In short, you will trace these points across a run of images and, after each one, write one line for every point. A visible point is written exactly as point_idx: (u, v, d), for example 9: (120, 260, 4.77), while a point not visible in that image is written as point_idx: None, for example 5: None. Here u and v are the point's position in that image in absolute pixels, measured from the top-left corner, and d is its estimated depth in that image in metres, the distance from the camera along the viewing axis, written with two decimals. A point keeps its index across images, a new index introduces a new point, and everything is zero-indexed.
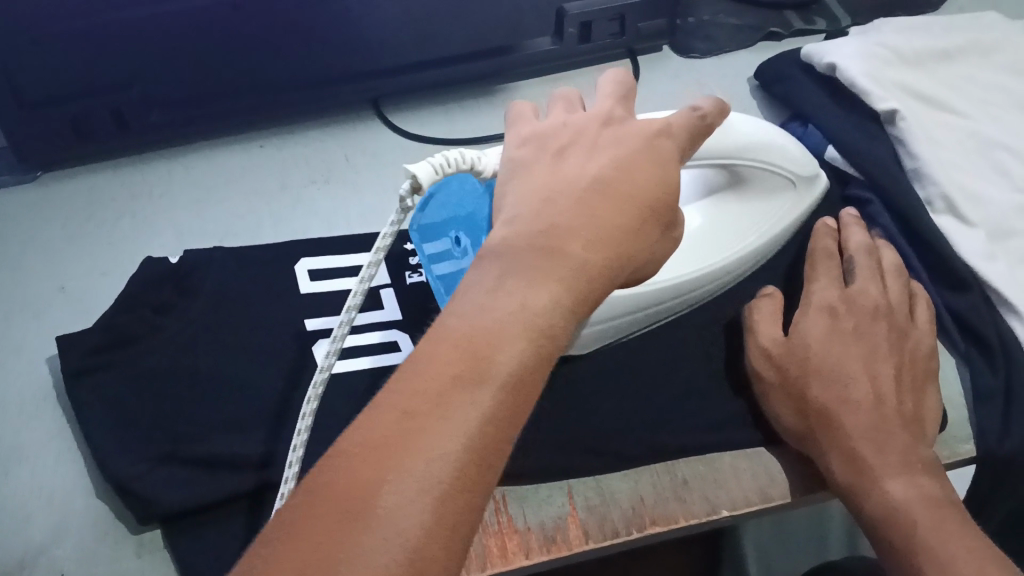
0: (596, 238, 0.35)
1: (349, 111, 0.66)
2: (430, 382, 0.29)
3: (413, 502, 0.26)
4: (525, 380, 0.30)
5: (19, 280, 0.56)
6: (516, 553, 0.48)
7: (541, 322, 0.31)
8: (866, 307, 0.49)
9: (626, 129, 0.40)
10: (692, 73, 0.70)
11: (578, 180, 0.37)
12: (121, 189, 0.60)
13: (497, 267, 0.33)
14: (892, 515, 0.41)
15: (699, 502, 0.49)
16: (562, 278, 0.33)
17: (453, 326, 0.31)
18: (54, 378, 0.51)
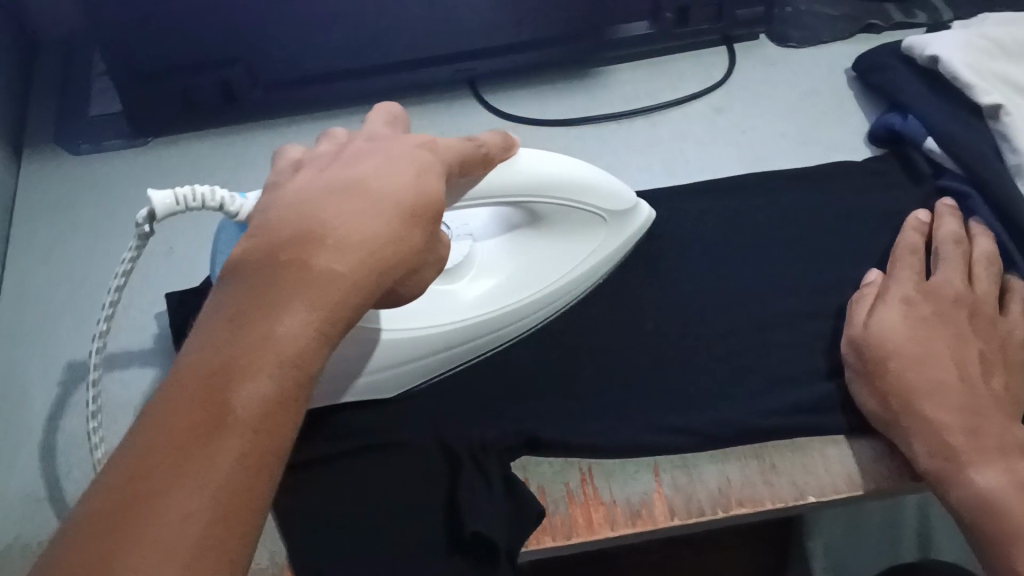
0: (346, 250, 0.32)
1: (444, 90, 0.67)
2: (170, 429, 0.26)
3: (156, 567, 0.24)
4: (281, 410, 0.28)
5: (129, 242, 0.58)
6: (601, 524, 0.48)
7: (290, 348, 0.29)
8: (949, 296, 0.49)
9: (392, 142, 0.38)
10: (787, 63, 0.70)
11: (334, 187, 0.34)
12: (226, 157, 0.63)
13: (235, 294, 0.30)
14: (990, 503, 0.41)
15: (788, 486, 0.49)
16: (313, 298, 0.30)
17: (195, 362, 0.28)
18: (162, 333, 0.54)
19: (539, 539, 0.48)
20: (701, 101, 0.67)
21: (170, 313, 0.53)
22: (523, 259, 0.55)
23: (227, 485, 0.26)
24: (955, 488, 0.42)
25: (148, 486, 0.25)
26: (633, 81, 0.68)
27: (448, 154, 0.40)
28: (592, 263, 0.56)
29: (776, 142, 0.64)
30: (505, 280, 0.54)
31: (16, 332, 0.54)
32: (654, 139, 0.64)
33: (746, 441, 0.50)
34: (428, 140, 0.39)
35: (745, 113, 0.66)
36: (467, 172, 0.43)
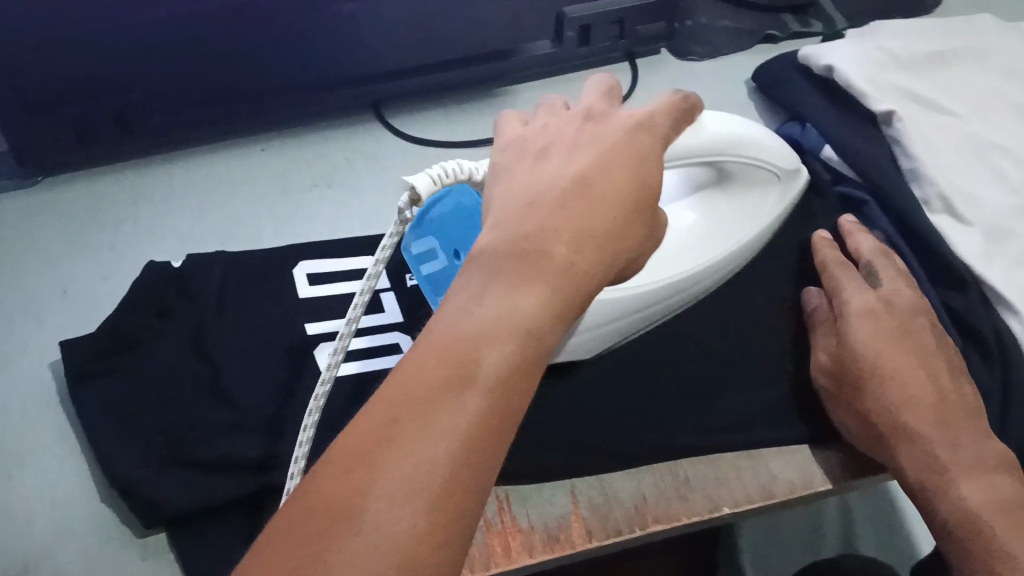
0: (579, 239, 0.32)
1: (349, 114, 0.66)
2: (413, 384, 0.26)
3: (398, 510, 0.24)
4: (521, 377, 0.28)
5: (21, 283, 0.55)
6: (520, 552, 0.48)
7: (531, 325, 0.29)
8: (905, 306, 0.49)
9: (605, 126, 0.37)
10: (690, 77, 0.70)
11: (556, 181, 0.34)
12: (122, 193, 0.60)
13: (479, 275, 0.30)
14: (970, 518, 0.42)
15: (701, 500, 0.50)
16: (553, 282, 0.30)
17: (437, 329, 0.28)
18: (58, 382, 0.51)
19: None
20: None
21: (64, 362, 0.51)
22: (697, 217, 0.55)
23: (463, 442, 0.26)
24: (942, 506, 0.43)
25: (393, 437, 0.25)
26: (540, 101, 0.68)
27: (653, 120, 0.38)
28: (766, 221, 0.56)
29: None
30: (673, 242, 0.54)
31: None
32: None
33: (660, 459, 0.51)
34: (641, 117, 0.38)
35: None
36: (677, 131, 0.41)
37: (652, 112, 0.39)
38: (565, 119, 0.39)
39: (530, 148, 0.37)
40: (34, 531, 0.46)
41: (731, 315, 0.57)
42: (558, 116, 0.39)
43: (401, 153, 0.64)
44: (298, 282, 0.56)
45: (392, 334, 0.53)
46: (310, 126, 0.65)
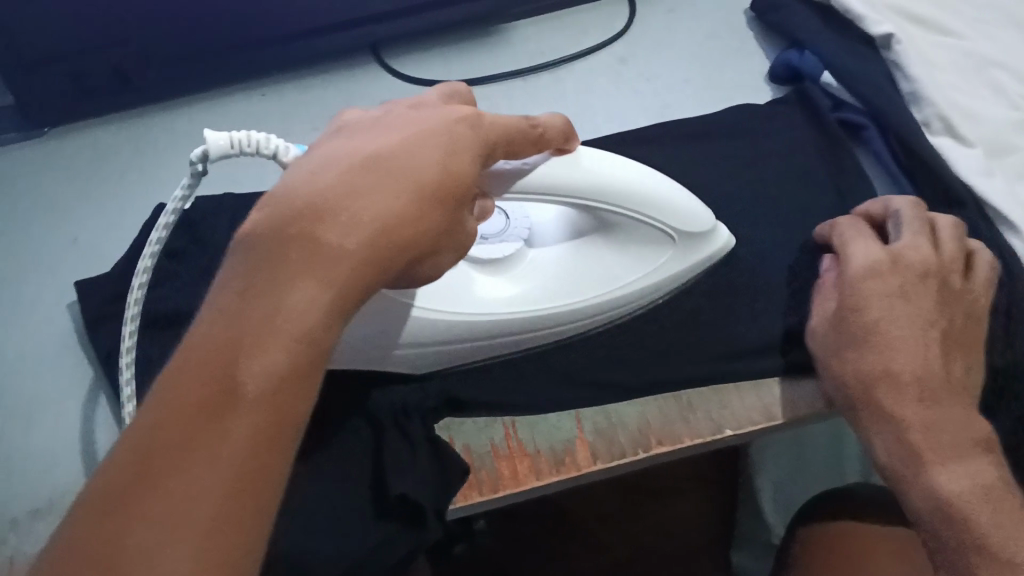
0: (360, 226, 0.30)
1: (347, 57, 0.65)
2: (178, 403, 0.26)
3: (171, 539, 0.24)
4: (294, 382, 0.28)
5: (38, 236, 0.56)
6: (527, 475, 0.49)
7: (300, 326, 0.28)
8: (916, 267, 0.45)
9: (427, 113, 0.36)
10: (688, 7, 0.69)
11: (352, 155, 0.33)
12: (128, 143, 0.61)
13: (243, 268, 0.29)
14: (938, 505, 0.40)
15: (705, 421, 0.50)
16: (329, 274, 0.29)
17: (202, 336, 0.27)
18: (76, 327, 0.53)
19: (466, 496, 0.48)
20: (606, 49, 0.66)
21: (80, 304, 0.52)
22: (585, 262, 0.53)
23: (241, 461, 0.26)
24: (916, 489, 0.41)
25: (163, 463, 0.25)
26: (539, 34, 0.67)
27: (464, 136, 0.35)
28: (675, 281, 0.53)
29: (682, 88, 0.64)
30: (562, 273, 0.52)
31: None
32: (561, 93, 0.63)
33: (661, 390, 0.51)
34: (471, 111, 0.36)
35: (651, 57, 0.65)
36: (524, 148, 0.41)
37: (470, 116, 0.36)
38: (392, 110, 0.37)
39: (355, 131, 0.35)
40: (57, 471, 0.47)
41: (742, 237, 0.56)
42: (390, 103, 0.38)
43: (397, 91, 0.63)
44: None
45: None
46: (306, 71, 0.65)
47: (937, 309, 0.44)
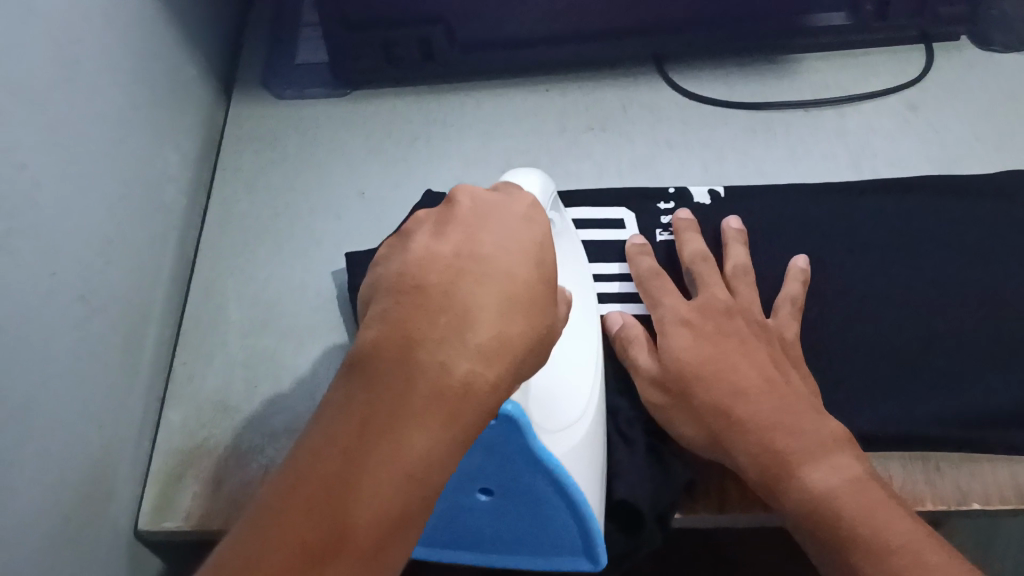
0: (484, 361, 0.29)
1: (632, 65, 0.67)
2: (276, 549, 0.24)
3: None
4: (402, 525, 0.26)
5: (326, 185, 0.62)
6: (756, 502, 0.47)
7: (417, 466, 0.26)
8: (718, 308, 0.47)
9: (508, 203, 0.34)
10: (989, 66, 0.66)
11: (463, 264, 0.31)
12: (418, 114, 0.65)
13: (360, 397, 0.27)
14: (818, 507, 0.37)
15: (950, 488, 0.47)
16: (456, 418, 0.27)
17: (313, 463, 0.26)
18: (337, 291, 0.57)
19: (690, 508, 0.47)
20: (895, 96, 0.64)
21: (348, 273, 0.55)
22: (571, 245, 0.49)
23: None
24: (790, 494, 0.38)
25: None
26: (826, 71, 0.66)
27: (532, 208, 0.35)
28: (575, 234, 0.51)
29: (971, 146, 0.61)
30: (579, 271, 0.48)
31: (216, 254, 0.59)
32: (841, 133, 0.62)
33: (908, 446, 0.48)
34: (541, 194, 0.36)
35: (942, 112, 0.63)
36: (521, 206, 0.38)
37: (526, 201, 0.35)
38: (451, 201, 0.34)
39: (454, 228, 0.32)
40: (316, 394, 0.53)
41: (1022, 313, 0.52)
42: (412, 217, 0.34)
43: (676, 106, 0.64)
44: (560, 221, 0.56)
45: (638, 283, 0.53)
46: (589, 73, 0.67)
47: (758, 340, 0.46)
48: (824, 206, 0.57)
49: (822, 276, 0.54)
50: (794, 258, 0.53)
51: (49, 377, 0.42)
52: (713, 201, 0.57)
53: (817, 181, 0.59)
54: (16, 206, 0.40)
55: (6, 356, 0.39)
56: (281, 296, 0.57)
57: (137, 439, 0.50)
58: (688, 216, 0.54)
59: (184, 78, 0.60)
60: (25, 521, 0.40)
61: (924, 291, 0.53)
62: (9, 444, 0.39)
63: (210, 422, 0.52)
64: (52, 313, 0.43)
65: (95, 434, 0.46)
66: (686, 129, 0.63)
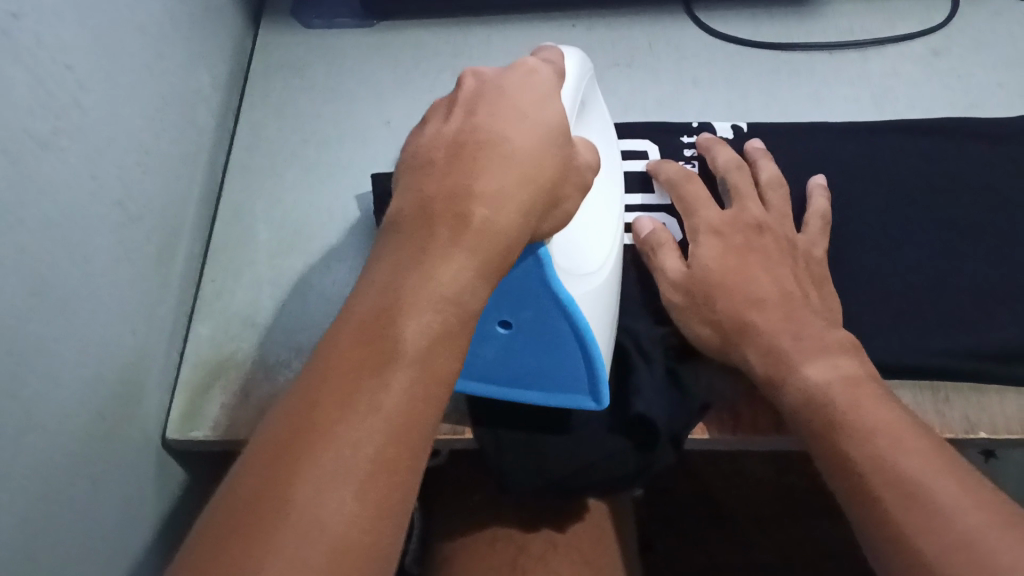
0: (500, 202, 0.32)
1: (660, 3, 0.67)
2: (336, 374, 0.27)
3: (333, 485, 0.24)
4: (444, 345, 0.28)
5: (354, 113, 0.63)
6: (767, 427, 0.48)
7: (448, 289, 0.29)
8: (750, 223, 0.50)
9: (516, 74, 0.37)
10: (1015, 13, 0.66)
11: (480, 132, 0.34)
12: (445, 46, 0.66)
13: (392, 253, 0.30)
14: (809, 397, 0.41)
15: (959, 418, 0.48)
16: (478, 251, 0.30)
17: (360, 306, 0.29)
18: (364, 214, 0.58)
19: (703, 429, 0.49)
20: (920, 41, 0.64)
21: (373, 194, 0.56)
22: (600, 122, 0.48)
23: (396, 415, 0.26)
24: (790, 386, 0.42)
25: (314, 425, 0.25)
26: (852, 14, 0.66)
27: (537, 76, 0.37)
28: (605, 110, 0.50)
29: (993, 91, 0.61)
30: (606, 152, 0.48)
31: (245, 175, 0.60)
32: (864, 75, 0.62)
33: (921, 377, 0.49)
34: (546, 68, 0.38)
35: (966, 57, 0.63)
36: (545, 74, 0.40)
37: (531, 72, 0.37)
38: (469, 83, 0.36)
39: (462, 107, 0.35)
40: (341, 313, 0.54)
41: None
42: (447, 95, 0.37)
43: (702, 44, 0.65)
44: None
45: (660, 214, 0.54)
46: (616, 11, 0.67)
47: (783, 257, 0.48)
48: (844, 144, 0.57)
49: (842, 211, 0.55)
50: (814, 176, 0.54)
51: (90, 276, 0.44)
52: (736, 136, 0.58)
53: (839, 120, 0.60)
54: (61, 106, 0.41)
55: (49, 249, 0.40)
56: (309, 217, 0.58)
57: (167, 347, 0.51)
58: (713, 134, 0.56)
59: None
60: (65, 412, 0.42)
61: (941, 228, 0.54)
62: (52, 336, 0.40)
63: (237, 335, 0.53)
64: (92, 213, 0.44)
65: (128, 334, 0.47)
66: (711, 67, 0.63)
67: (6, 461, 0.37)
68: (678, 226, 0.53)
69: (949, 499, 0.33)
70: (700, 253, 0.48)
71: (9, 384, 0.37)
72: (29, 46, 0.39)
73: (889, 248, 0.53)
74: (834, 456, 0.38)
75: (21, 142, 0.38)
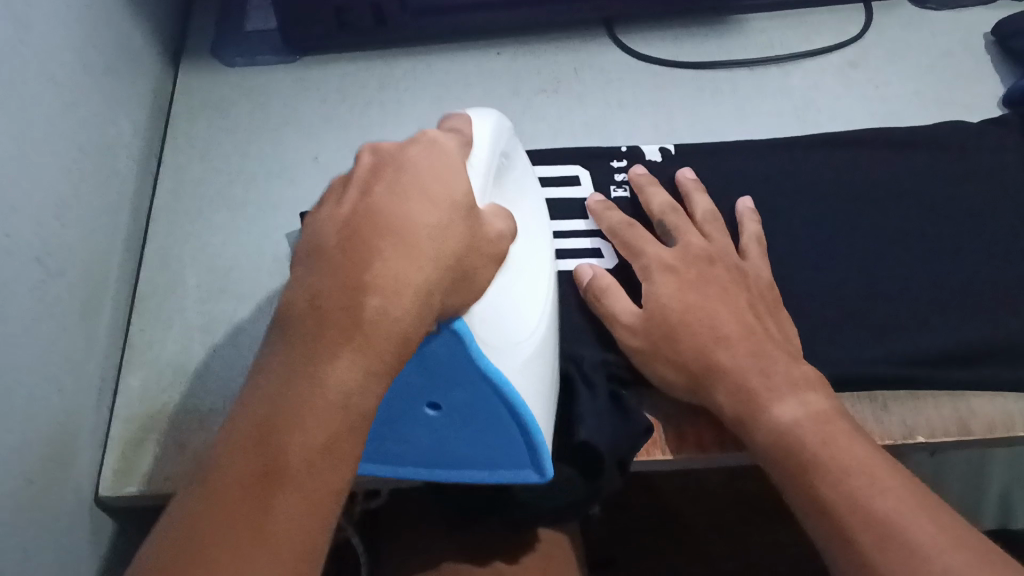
0: (396, 291, 0.32)
1: (583, 28, 0.68)
2: (227, 493, 0.28)
3: None
4: (334, 451, 0.29)
5: (281, 151, 0.62)
6: (710, 444, 0.49)
7: (338, 394, 0.30)
8: (699, 257, 0.50)
9: (418, 150, 0.36)
10: (926, 23, 0.68)
11: (377, 211, 0.34)
12: (370, 79, 0.66)
13: (285, 352, 0.31)
14: (782, 438, 0.42)
15: (897, 424, 0.49)
16: (371, 351, 0.30)
17: (251, 411, 0.30)
18: (296, 254, 0.57)
19: (648, 451, 0.48)
20: (838, 53, 0.66)
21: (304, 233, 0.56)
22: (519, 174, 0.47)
23: (282, 532, 0.28)
24: (760, 425, 0.43)
25: (202, 547, 0.27)
26: (770, 31, 0.67)
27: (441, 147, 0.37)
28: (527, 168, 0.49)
29: (910, 100, 0.63)
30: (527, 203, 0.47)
31: (172, 219, 0.59)
32: (785, 90, 0.63)
33: (858, 386, 0.50)
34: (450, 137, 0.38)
35: (882, 68, 0.65)
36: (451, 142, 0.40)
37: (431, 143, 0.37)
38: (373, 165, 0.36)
39: (357, 185, 0.35)
40: None
41: (959, 257, 0.54)
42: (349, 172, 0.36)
43: (625, 65, 0.65)
44: None
45: (594, 239, 0.55)
46: (540, 37, 0.68)
47: (737, 286, 0.49)
48: (770, 160, 0.58)
49: (771, 226, 0.55)
50: (741, 199, 0.55)
51: (11, 336, 0.42)
52: (664, 158, 0.58)
53: (764, 136, 0.61)
54: None
55: None
56: (240, 259, 0.57)
57: (97, 402, 0.50)
58: (644, 170, 0.56)
59: (134, 43, 0.59)
60: None
61: (870, 238, 0.55)
62: None
63: (170, 385, 0.52)
64: (9, 271, 0.43)
65: (55, 393, 0.46)
66: (636, 89, 0.64)
67: None
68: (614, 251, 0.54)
69: (926, 542, 0.35)
70: (655, 293, 0.48)
71: None
72: None
73: (820, 261, 0.54)
74: (808, 497, 0.39)
75: None
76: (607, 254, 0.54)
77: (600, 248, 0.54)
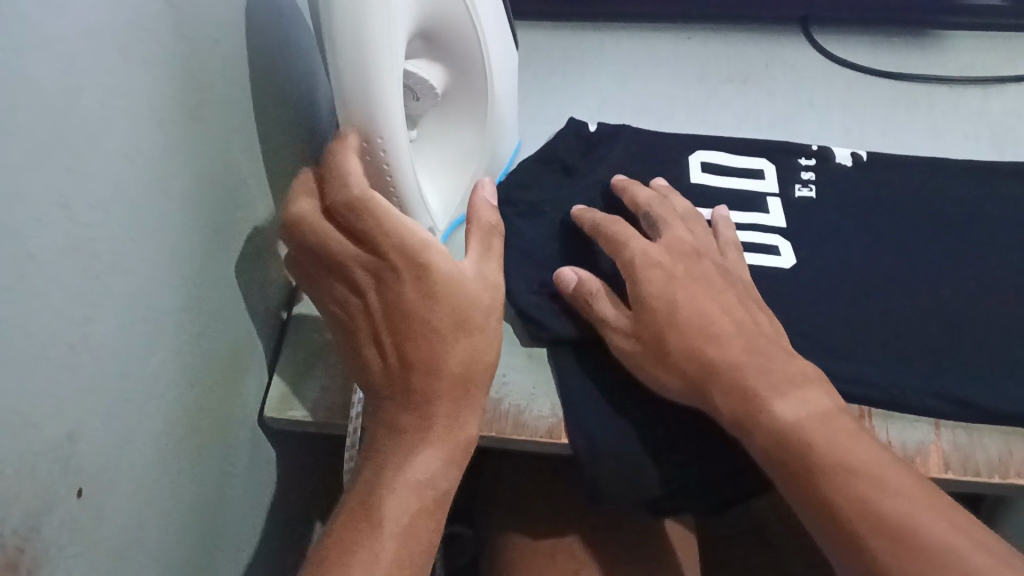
0: (456, 405, 0.44)
1: (780, 25, 0.70)
2: (352, 547, 0.39)
3: None
4: (430, 516, 0.41)
5: None
6: None
7: (425, 478, 0.42)
8: (683, 249, 0.51)
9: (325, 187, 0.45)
10: None
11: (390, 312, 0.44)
12: (564, 53, 0.69)
13: (374, 456, 0.43)
14: (783, 437, 0.41)
15: None
16: (444, 449, 0.43)
17: (351, 499, 0.41)
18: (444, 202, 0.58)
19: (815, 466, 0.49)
20: None
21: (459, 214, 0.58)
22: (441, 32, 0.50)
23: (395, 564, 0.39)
24: (765, 424, 0.42)
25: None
26: (969, 49, 0.67)
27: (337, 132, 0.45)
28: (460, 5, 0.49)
29: None
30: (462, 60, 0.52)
31: None
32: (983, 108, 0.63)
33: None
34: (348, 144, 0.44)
35: None
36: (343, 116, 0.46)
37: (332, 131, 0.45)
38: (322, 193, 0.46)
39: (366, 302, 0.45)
40: None
41: None
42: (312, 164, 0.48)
43: (817, 63, 0.67)
44: (691, 168, 0.59)
45: (772, 236, 0.55)
46: (733, 29, 0.70)
47: (722, 280, 0.50)
48: (958, 179, 0.57)
49: (954, 246, 0.54)
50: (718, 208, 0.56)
51: (215, 248, 0.44)
52: (854, 163, 0.59)
53: (955, 155, 0.59)
54: (209, 79, 0.42)
55: (185, 218, 0.41)
56: None
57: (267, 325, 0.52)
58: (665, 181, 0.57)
59: None
60: (181, 382, 0.42)
61: None
62: (178, 302, 0.41)
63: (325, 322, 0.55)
64: (225, 184, 0.45)
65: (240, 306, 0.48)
66: (827, 89, 0.65)
67: (130, 424, 0.38)
68: (793, 249, 0.54)
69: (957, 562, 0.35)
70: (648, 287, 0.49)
71: (137, 350, 0.38)
72: (189, 17, 0.39)
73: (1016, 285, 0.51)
74: (842, 531, 0.38)
75: (173, 114, 0.39)
76: (785, 252, 0.54)
77: (777, 245, 0.54)
